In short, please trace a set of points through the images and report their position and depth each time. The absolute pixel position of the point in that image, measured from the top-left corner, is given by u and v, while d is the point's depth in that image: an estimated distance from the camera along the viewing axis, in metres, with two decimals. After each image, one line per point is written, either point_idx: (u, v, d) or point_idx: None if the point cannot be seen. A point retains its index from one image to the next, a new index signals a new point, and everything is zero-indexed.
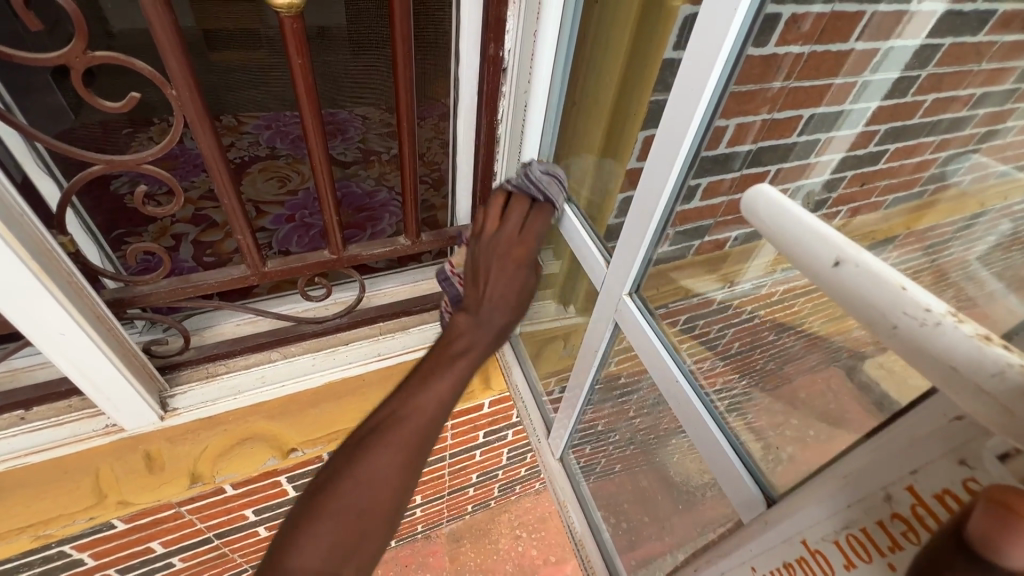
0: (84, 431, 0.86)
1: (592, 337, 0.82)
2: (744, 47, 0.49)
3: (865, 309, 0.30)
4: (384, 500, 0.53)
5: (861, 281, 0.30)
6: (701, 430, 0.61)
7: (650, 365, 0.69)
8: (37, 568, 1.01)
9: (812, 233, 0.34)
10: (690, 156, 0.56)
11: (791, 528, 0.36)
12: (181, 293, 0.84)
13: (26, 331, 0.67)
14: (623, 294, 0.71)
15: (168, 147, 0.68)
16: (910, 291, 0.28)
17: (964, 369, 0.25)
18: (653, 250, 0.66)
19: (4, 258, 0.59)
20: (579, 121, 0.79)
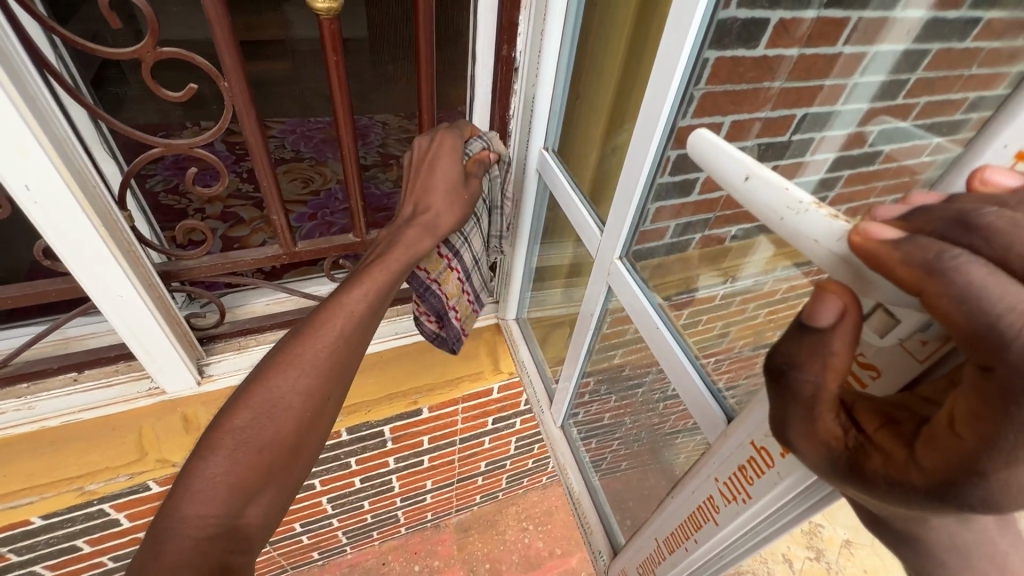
0: (130, 392, 0.95)
1: (589, 303, 0.89)
2: (705, 50, 0.58)
3: (762, 210, 0.36)
4: (283, 429, 0.63)
5: (759, 189, 0.36)
6: (681, 372, 0.70)
7: (638, 321, 0.78)
8: (78, 525, 1.10)
9: (720, 151, 0.40)
10: (670, 132, 0.64)
11: (743, 434, 0.43)
12: (220, 269, 0.93)
13: (91, 291, 0.75)
14: (614, 257, 0.79)
15: (219, 133, 0.76)
16: (792, 190, 0.36)
17: (822, 240, 0.32)
18: (641, 220, 0.74)
19: (78, 222, 0.68)
20: (583, 114, 0.87)
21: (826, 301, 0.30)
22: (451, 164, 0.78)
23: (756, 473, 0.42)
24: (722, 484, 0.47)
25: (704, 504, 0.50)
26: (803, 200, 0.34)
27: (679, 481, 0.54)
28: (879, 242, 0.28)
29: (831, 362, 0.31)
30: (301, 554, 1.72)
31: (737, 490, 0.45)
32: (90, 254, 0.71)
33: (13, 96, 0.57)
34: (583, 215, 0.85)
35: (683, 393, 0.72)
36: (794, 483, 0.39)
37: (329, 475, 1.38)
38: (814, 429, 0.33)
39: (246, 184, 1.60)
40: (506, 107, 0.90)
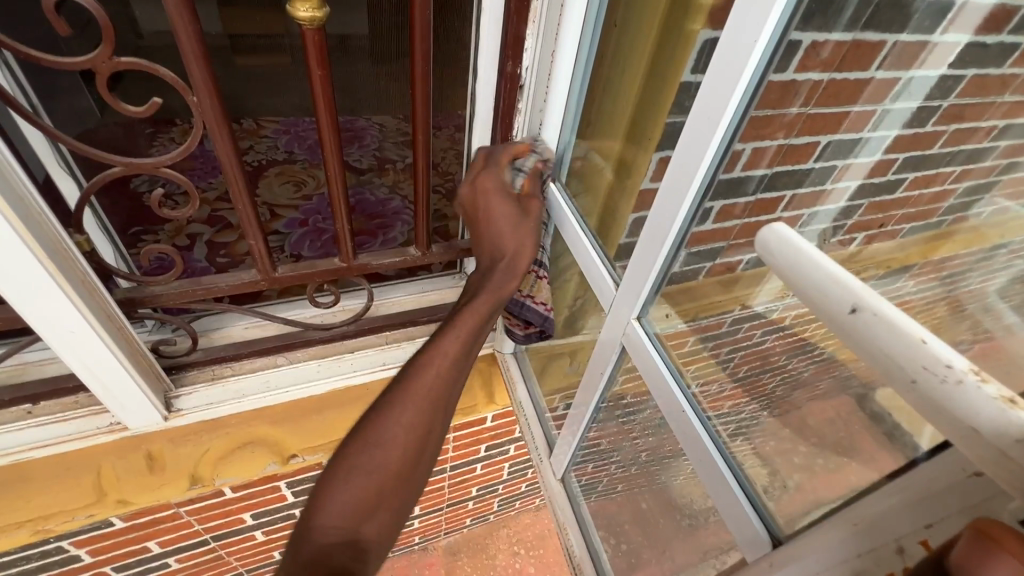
0: (89, 428, 0.87)
1: (598, 361, 0.82)
2: (768, 73, 0.49)
3: (883, 359, 0.31)
4: (403, 450, 0.58)
5: (877, 333, 0.32)
6: (706, 462, 0.59)
7: (657, 394, 0.67)
8: (34, 563, 1.01)
9: (833, 283, 0.36)
10: (707, 180, 0.55)
11: (794, 571, 0.38)
12: (191, 295, 0.85)
13: (39, 327, 0.67)
14: (630, 318, 0.69)
15: (186, 152, 0.69)
16: (931, 346, 0.30)
17: (984, 432, 0.26)
18: (664, 275, 0.65)
19: (21, 256, 0.60)
20: (596, 139, 0.79)
21: (997, 566, 0.23)
22: (505, 208, 0.76)
23: None
24: None
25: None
26: (953, 364, 0.28)
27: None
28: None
29: None
30: None
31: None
32: (36, 288, 0.63)
33: None
34: (593, 258, 0.76)
35: (709, 488, 0.60)
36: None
37: None
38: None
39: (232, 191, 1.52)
40: (510, 128, 0.82)
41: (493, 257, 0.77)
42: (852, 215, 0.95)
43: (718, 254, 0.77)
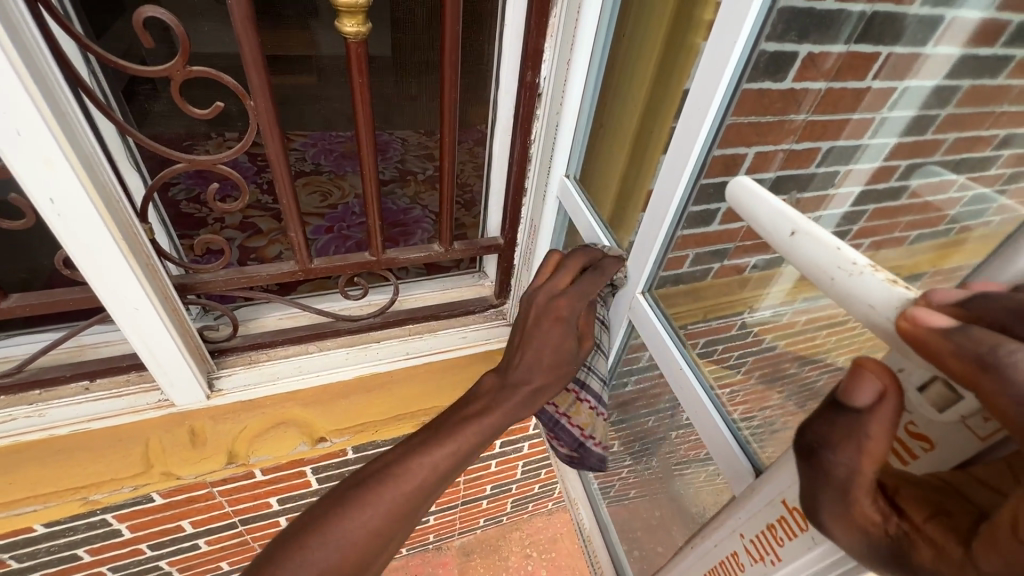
0: (138, 403, 0.94)
1: (608, 337, 0.87)
2: (743, 83, 0.57)
3: (810, 267, 0.36)
4: (346, 571, 0.48)
5: (808, 247, 0.37)
6: (700, 411, 0.67)
7: (660, 358, 0.74)
8: (81, 534, 1.09)
9: (774, 213, 0.40)
10: (700, 164, 0.63)
11: (773, 491, 0.41)
12: (236, 283, 0.93)
13: (108, 304, 0.76)
14: (636, 291, 0.77)
15: (241, 151, 0.78)
16: (844, 250, 0.35)
17: (877, 306, 0.32)
18: (664, 254, 0.73)
19: (101, 237, 0.68)
20: (604, 143, 0.85)
21: (865, 382, 0.31)
22: (561, 333, 0.69)
23: (788, 534, 0.40)
24: (749, 541, 0.44)
25: (725, 561, 0.48)
26: (844, 254, 0.35)
27: (698, 534, 0.52)
28: (927, 326, 0.28)
29: (867, 445, 0.31)
30: None
31: (765, 550, 0.42)
32: (110, 267, 0.72)
33: (47, 114, 0.57)
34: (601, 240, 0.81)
35: (704, 436, 0.68)
36: (834, 548, 0.36)
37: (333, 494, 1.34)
38: (851, 515, 0.33)
39: (265, 198, 1.62)
40: (528, 132, 0.90)
41: (524, 372, 0.66)
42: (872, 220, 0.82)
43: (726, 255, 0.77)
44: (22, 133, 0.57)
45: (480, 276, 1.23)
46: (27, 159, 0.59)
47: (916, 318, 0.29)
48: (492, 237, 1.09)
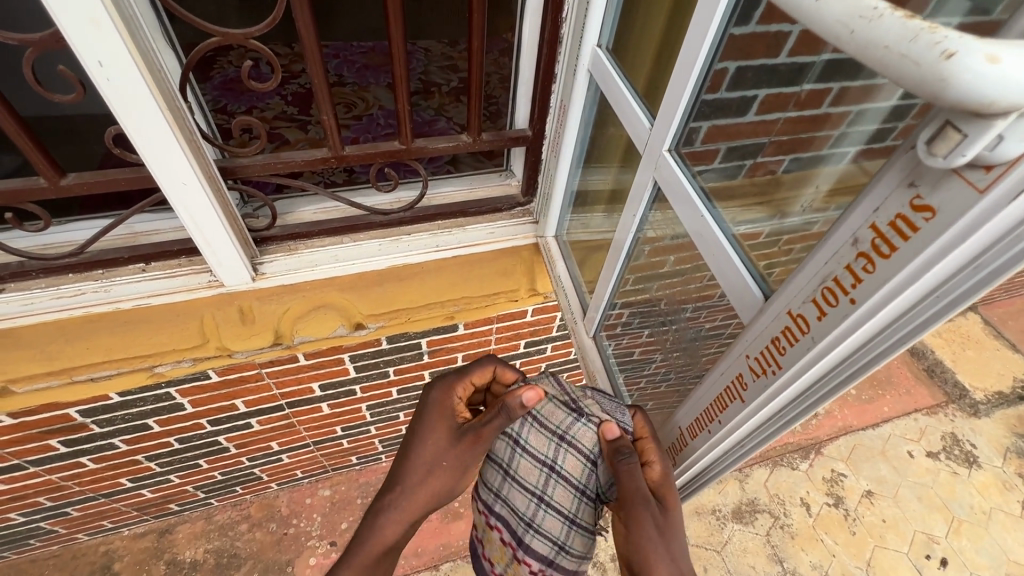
0: (193, 283, 1.03)
1: (631, 207, 0.86)
2: None
3: (864, 43, 0.29)
4: None
5: (846, 11, 0.30)
6: (717, 250, 0.67)
7: (681, 211, 0.74)
8: (150, 405, 1.22)
9: None
10: (733, 8, 0.58)
11: (780, 306, 0.48)
12: (273, 169, 0.96)
13: (158, 179, 0.80)
14: (663, 150, 0.74)
15: (272, 24, 0.78)
16: (898, 17, 0.28)
17: (950, 83, 0.26)
18: (692, 115, 0.69)
19: (147, 107, 0.72)
20: (638, 13, 0.80)
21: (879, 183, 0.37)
22: (440, 430, 0.79)
23: (791, 341, 0.47)
24: (753, 360, 0.53)
25: (733, 385, 0.58)
26: (879, 5, 0.28)
27: (710, 371, 0.62)
28: (976, 84, 0.25)
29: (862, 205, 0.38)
30: (341, 457, 1.79)
31: (769, 364, 0.50)
32: (159, 139, 0.76)
33: None
34: (631, 106, 0.79)
35: (720, 279, 0.68)
36: (827, 344, 0.43)
37: (369, 384, 1.43)
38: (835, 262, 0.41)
39: (292, 107, 1.36)
40: (560, 8, 0.88)
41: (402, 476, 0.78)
42: (892, 131, 0.47)
43: (761, 152, 0.69)
44: None
45: (507, 176, 1.22)
46: (73, 17, 0.61)
47: (969, 83, 0.25)
48: (520, 129, 1.09)
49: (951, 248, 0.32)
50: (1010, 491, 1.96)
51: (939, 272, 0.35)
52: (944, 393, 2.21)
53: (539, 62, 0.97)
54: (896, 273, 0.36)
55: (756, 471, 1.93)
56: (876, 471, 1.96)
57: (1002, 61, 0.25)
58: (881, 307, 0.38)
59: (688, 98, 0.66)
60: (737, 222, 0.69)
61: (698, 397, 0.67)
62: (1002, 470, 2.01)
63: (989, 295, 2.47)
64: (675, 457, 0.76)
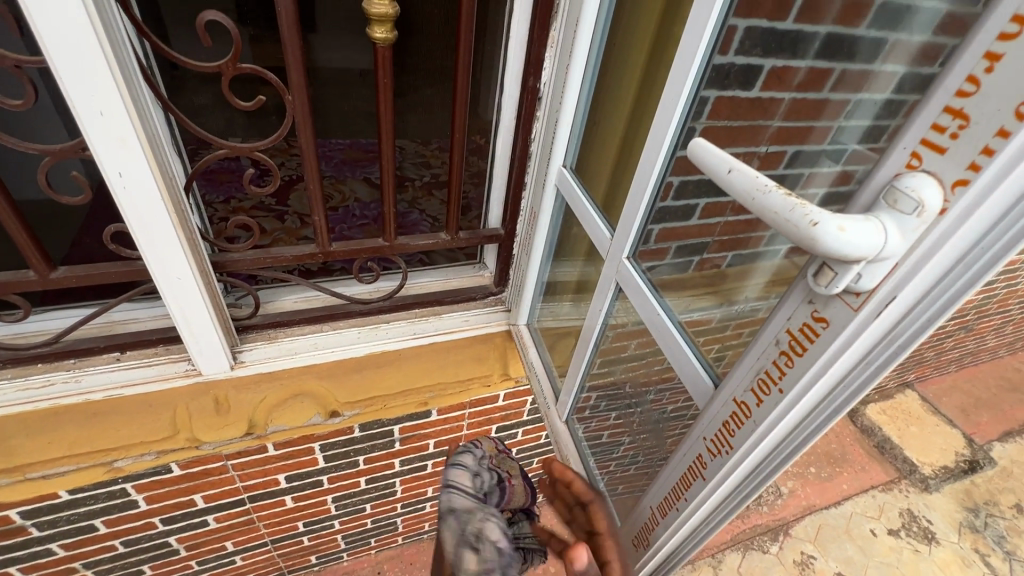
0: (169, 372, 1.04)
1: (597, 301, 0.96)
2: (703, 90, 0.66)
3: (758, 208, 0.39)
4: None
5: (744, 184, 0.40)
6: (671, 341, 0.76)
7: (639, 306, 0.83)
8: (100, 503, 1.14)
9: (705, 151, 0.44)
10: (672, 147, 0.72)
11: (728, 394, 0.56)
12: (262, 262, 1.02)
13: (154, 274, 0.85)
14: (622, 256, 0.85)
15: (278, 140, 0.89)
16: (779, 193, 0.38)
17: (815, 243, 0.35)
18: (646, 223, 0.81)
19: (156, 210, 0.78)
20: (595, 142, 0.95)
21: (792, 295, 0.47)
22: None
23: (738, 424, 0.54)
24: (709, 441, 0.60)
25: (694, 463, 0.64)
26: (767, 183, 0.38)
27: (675, 450, 0.68)
28: (830, 246, 0.35)
29: (780, 312, 0.47)
30: (300, 557, 1.67)
31: (722, 444, 0.57)
32: (162, 239, 0.81)
33: (125, 98, 0.68)
34: (591, 216, 0.92)
35: (676, 365, 0.76)
36: (766, 426, 0.51)
37: (337, 474, 1.39)
38: (765, 358, 0.50)
39: (269, 199, 1.44)
40: (529, 131, 1.03)
41: None
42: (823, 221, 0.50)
43: (707, 249, 0.80)
44: (105, 113, 0.68)
45: (480, 267, 1.32)
46: (106, 137, 0.69)
47: (826, 246, 0.35)
48: (493, 228, 1.20)
49: (845, 350, 0.41)
50: (971, 568, 2.01)
51: (840, 367, 0.43)
52: (896, 469, 2.31)
53: (510, 172, 1.10)
54: (809, 367, 0.44)
55: (728, 556, 1.92)
56: (844, 552, 1.98)
57: (847, 231, 0.34)
58: (804, 395, 0.46)
59: (642, 212, 0.79)
60: (689, 310, 0.79)
61: (665, 475, 0.72)
62: (959, 546, 2.08)
63: (922, 373, 2.68)
64: (646, 539, 0.79)
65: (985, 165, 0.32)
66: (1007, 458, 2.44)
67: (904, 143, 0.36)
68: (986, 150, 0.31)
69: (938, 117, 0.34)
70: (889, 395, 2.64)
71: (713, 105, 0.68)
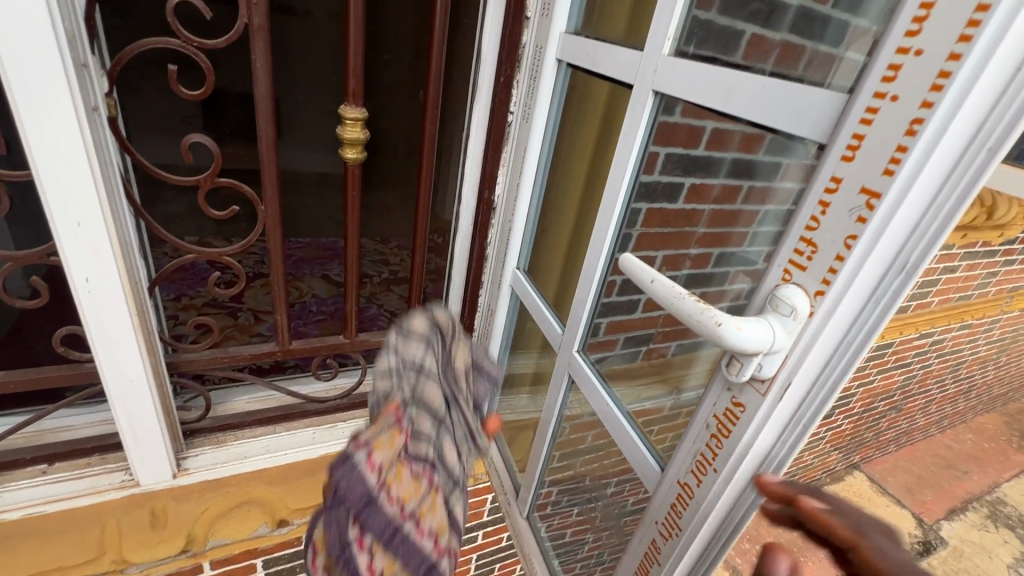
0: (101, 484, 0.96)
1: (551, 394, 1.00)
2: (632, 203, 0.77)
3: (676, 311, 0.46)
4: None
5: (663, 290, 0.48)
6: (619, 428, 0.81)
7: (590, 397, 0.89)
8: None
9: (632, 263, 0.52)
10: (610, 254, 0.82)
11: (673, 477, 0.60)
12: (218, 361, 1.02)
13: (104, 376, 0.83)
14: (573, 350, 0.91)
15: (247, 246, 0.93)
16: (692, 300, 0.45)
17: (722, 341, 0.42)
18: (592, 319, 0.89)
19: (118, 312, 0.79)
20: (544, 247, 1.05)
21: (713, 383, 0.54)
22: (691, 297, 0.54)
23: (684, 507, 0.58)
24: (660, 526, 0.63)
25: (649, 550, 0.66)
26: (681, 291, 0.46)
27: (631, 537, 0.69)
28: (733, 343, 0.42)
29: (706, 399, 0.54)
30: None
31: (673, 528, 0.60)
32: (119, 341, 0.81)
33: (104, 209, 0.72)
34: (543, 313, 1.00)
35: (626, 453, 0.81)
36: (707, 508, 0.55)
37: None
38: (699, 442, 0.55)
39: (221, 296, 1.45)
40: (485, 237, 1.13)
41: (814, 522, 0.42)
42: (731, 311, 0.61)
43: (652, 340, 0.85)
44: (81, 224, 0.71)
45: None
46: (79, 245, 0.72)
47: (731, 343, 0.42)
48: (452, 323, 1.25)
49: (759, 432, 0.48)
50: None
51: (760, 448, 0.49)
52: None
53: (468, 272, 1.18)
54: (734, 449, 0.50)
55: None
56: None
57: (745, 331, 0.42)
58: (734, 475, 0.51)
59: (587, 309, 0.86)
60: (641, 399, 0.85)
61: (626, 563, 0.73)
62: None
63: (866, 454, 2.79)
64: None
65: (832, 280, 0.40)
66: (956, 537, 2.50)
67: (779, 261, 0.45)
68: (832, 269, 0.40)
69: (797, 244, 0.43)
70: (840, 478, 2.71)
71: (644, 216, 0.79)
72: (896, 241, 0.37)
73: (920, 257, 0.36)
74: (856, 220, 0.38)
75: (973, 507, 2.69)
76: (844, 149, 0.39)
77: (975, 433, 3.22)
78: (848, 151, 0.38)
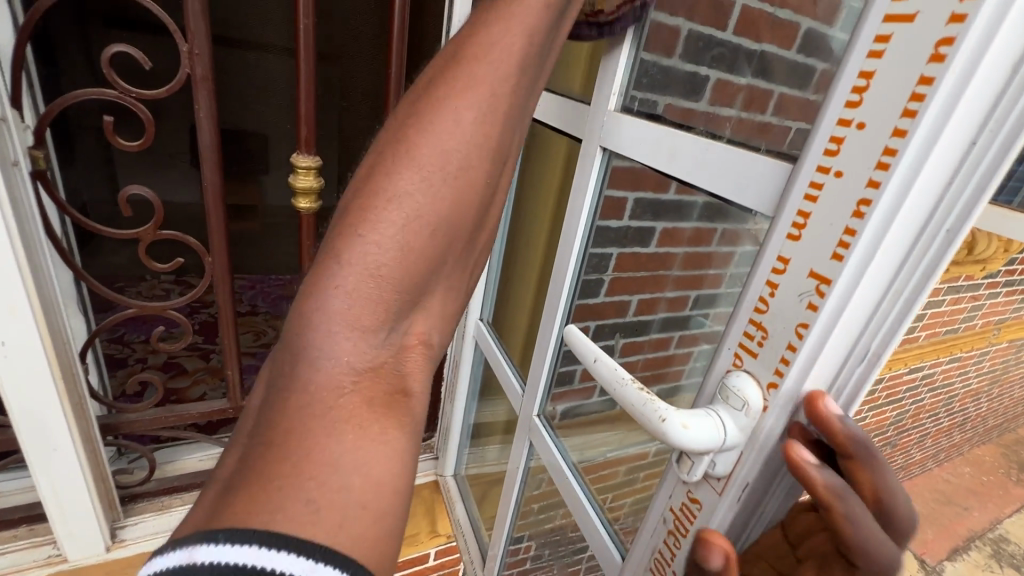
0: (26, 560, 0.88)
1: (514, 457, 0.94)
2: (589, 248, 0.72)
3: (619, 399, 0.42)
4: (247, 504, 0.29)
5: (606, 374, 0.44)
6: (577, 503, 0.74)
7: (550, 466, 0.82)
8: None
9: (578, 339, 0.49)
10: (568, 305, 0.75)
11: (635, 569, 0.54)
12: (162, 421, 0.94)
13: (25, 446, 0.77)
14: (532, 414, 0.86)
15: (193, 298, 0.88)
16: (636, 388, 0.41)
17: (669, 438, 0.38)
18: (551, 381, 0.83)
19: (40, 376, 0.73)
20: (510, 295, 1.00)
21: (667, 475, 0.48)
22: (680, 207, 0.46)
23: None
24: None
25: None
26: (625, 376, 0.42)
27: None
28: (681, 441, 0.37)
29: (661, 491, 0.49)
30: None
31: None
32: (41, 407, 0.75)
33: (23, 267, 0.67)
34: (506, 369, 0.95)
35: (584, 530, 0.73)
36: None
37: None
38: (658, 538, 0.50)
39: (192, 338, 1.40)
40: None
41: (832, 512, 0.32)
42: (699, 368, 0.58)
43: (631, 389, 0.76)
44: None
45: None
46: None
47: (677, 441, 0.37)
48: None
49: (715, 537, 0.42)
50: None
51: None
52: None
53: None
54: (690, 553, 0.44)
55: None
56: None
57: (692, 429, 0.37)
58: None
59: (546, 370, 0.80)
60: (624, 446, 0.76)
61: None
62: None
63: None
64: None
65: (786, 372, 0.35)
66: None
67: (730, 342, 0.41)
68: (784, 360, 0.35)
69: (746, 327, 0.39)
70: None
71: (616, 261, 0.76)
72: (854, 329, 0.33)
73: (883, 346, 0.33)
74: (806, 307, 0.34)
75: (976, 546, 2.59)
76: (790, 226, 0.35)
77: (973, 465, 3.14)
78: (795, 229, 0.35)
